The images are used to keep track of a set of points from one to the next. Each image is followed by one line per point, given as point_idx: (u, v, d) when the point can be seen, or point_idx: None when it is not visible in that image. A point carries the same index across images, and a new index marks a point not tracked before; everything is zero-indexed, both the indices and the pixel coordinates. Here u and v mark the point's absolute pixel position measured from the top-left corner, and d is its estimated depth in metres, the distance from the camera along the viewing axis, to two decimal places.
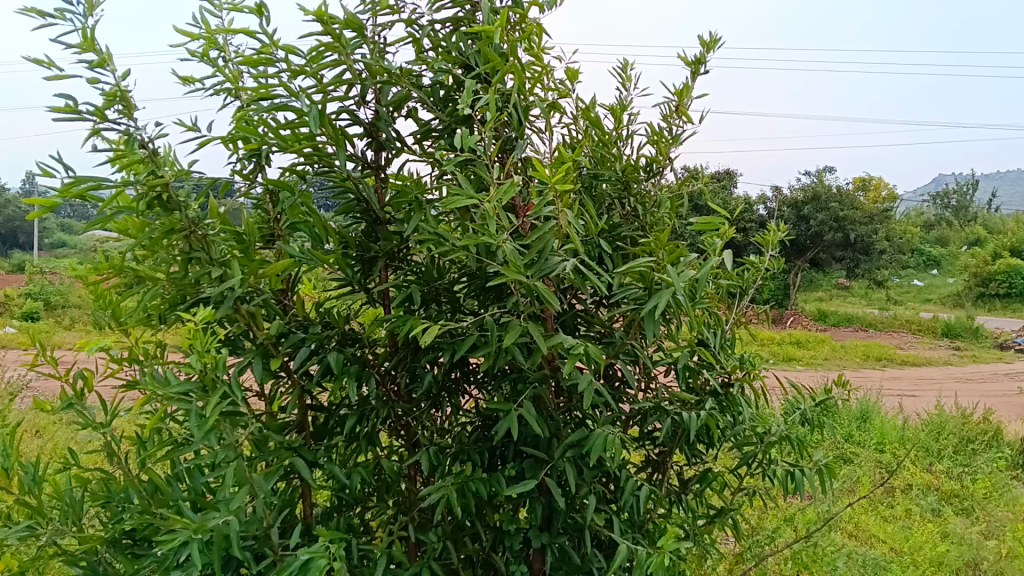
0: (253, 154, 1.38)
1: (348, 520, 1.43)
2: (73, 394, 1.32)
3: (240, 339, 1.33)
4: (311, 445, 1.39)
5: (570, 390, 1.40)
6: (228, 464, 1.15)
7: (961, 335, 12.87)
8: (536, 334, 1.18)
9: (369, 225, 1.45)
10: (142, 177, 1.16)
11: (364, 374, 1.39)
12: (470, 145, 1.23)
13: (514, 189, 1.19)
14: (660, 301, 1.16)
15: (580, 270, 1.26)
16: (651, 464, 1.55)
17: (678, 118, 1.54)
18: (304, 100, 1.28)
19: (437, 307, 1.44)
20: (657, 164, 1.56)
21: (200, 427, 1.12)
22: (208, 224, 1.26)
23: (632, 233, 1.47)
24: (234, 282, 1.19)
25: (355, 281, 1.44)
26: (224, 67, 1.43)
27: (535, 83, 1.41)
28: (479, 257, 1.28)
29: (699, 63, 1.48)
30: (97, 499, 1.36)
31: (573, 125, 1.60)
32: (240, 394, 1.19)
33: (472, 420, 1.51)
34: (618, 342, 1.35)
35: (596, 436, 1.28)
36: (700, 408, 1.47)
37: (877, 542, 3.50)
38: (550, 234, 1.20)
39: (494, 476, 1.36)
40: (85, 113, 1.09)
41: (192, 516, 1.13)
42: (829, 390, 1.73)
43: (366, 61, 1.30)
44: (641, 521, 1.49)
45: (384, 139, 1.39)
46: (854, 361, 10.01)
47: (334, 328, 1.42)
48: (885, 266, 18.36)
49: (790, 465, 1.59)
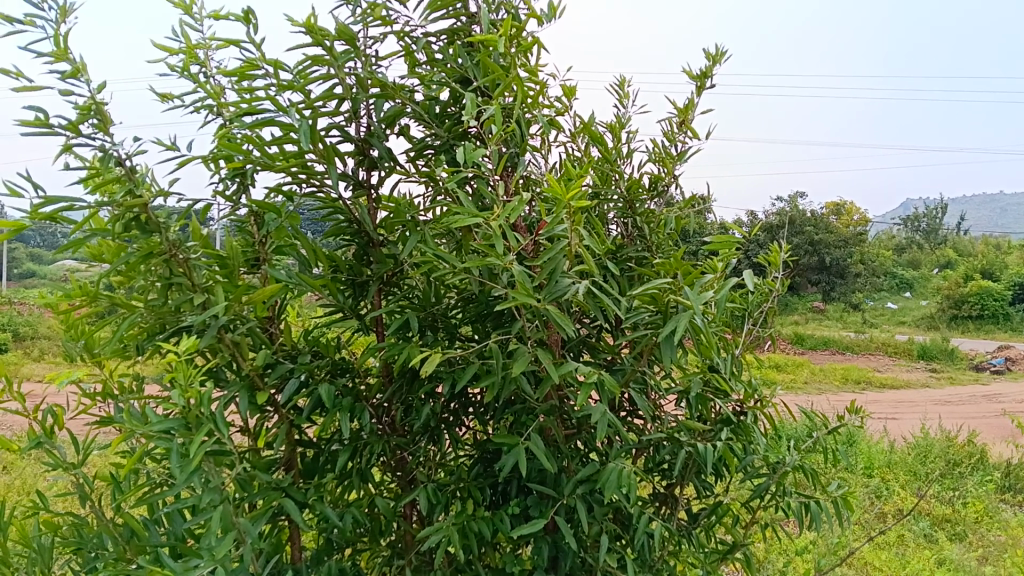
0: (237, 173, 1.30)
1: (339, 564, 1.33)
2: (42, 431, 1.21)
3: (224, 370, 1.24)
4: (300, 484, 1.29)
5: (577, 421, 1.32)
6: (213, 508, 1.06)
7: (937, 357, 12.93)
8: (545, 361, 1.10)
9: (360, 247, 1.37)
10: (119, 197, 1.08)
11: (357, 407, 1.30)
12: (473, 160, 1.16)
13: (522, 206, 1.11)
14: (680, 325, 1.09)
15: (591, 294, 1.19)
16: (660, 498, 1.47)
17: (682, 136, 1.48)
18: (293, 115, 1.20)
19: (433, 335, 1.37)
20: (661, 182, 1.50)
21: (183, 469, 1.02)
22: (190, 247, 1.18)
23: (637, 254, 1.40)
24: (218, 309, 1.11)
25: (346, 307, 1.36)
26: (205, 82, 1.36)
27: (535, 98, 1.34)
28: (481, 281, 1.20)
29: (705, 75, 1.42)
30: (68, 546, 1.25)
31: (572, 142, 1.53)
32: (226, 432, 1.09)
33: (470, 454, 1.43)
34: (629, 369, 1.29)
35: (609, 472, 1.20)
36: (714, 438, 1.39)
37: (873, 570, 3.41)
38: (561, 253, 1.12)
39: (498, 515, 1.28)
40: (58, 128, 1.01)
41: (174, 567, 1.04)
42: (840, 416, 1.65)
43: (358, 74, 1.23)
44: (652, 559, 1.40)
45: (378, 156, 1.32)
46: (834, 384, 10.00)
47: (324, 358, 1.33)
48: (862, 289, 18.47)
49: (805, 496, 1.51)
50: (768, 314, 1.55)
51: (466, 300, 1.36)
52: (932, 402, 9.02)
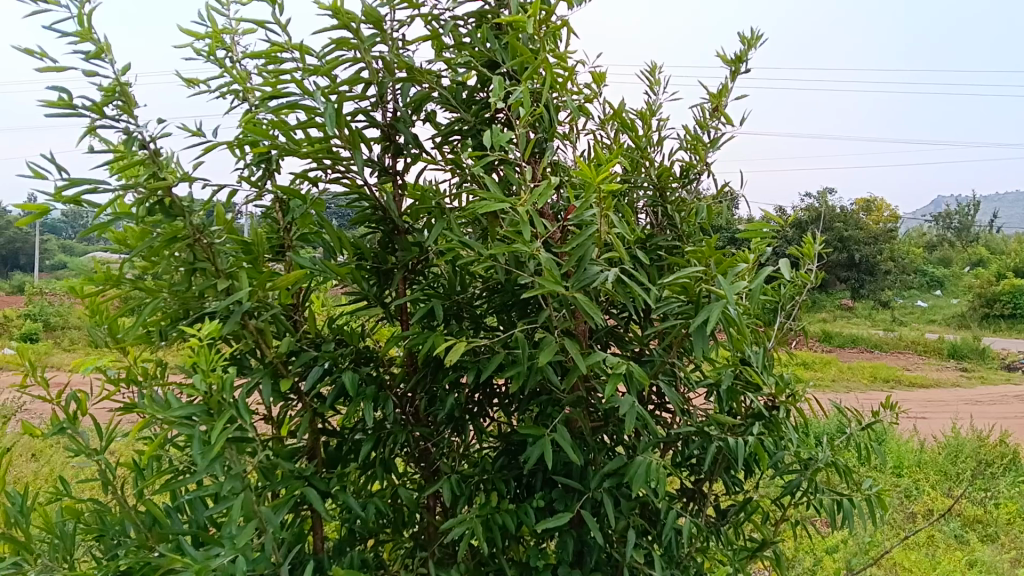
0: (262, 159, 1.29)
1: (361, 555, 1.31)
2: (65, 417, 1.21)
3: (247, 358, 1.23)
4: (323, 473, 1.28)
5: (604, 413, 1.30)
6: (235, 496, 1.04)
7: (968, 356, 12.71)
8: (573, 350, 1.07)
9: (385, 234, 1.36)
10: (143, 180, 1.07)
11: (381, 396, 1.28)
12: (500, 144, 1.14)
13: (551, 192, 1.09)
14: (712, 315, 1.05)
15: (620, 282, 1.16)
16: (687, 494, 1.44)
17: (715, 123, 1.44)
18: (319, 99, 1.18)
19: (458, 325, 1.34)
20: (693, 171, 1.46)
21: (204, 456, 1.01)
22: (214, 232, 1.16)
23: (667, 243, 1.37)
24: (242, 295, 1.10)
25: (371, 295, 1.34)
26: (231, 68, 1.35)
27: (564, 83, 1.32)
28: (508, 268, 1.18)
29: (739, 60, 1.39)
30: (90, 532, 1.25)
31: (601, 130, 1.50)
32: (247, 418, 1.07)
33: (494, 446, 1.41)
34: (659, 361, 1.26)
35: (637, 466, 1.17)
36: (745, 433, 1.35)
37: (902, 571, 3.34)
38: (590, 240, 1.09)
39: (522, 508, 1.26)
40: (81, 109, 1.00)
41: (195, 554, 1.02)
42: (876, 413, 1.61)
43: (384, 58, 1.21)
44: (680, 556, 1.37)
45: (403, 143, 1.30)
46: (862, 382, 9.86)
47: (348, 346, 1.32)
48: (892, 287, 18.20)
49: (838, 494, 1.47)
50: (802, 307, 1.51)
51: (492, 289, 1.34)
52: (963, 402, 8.87)
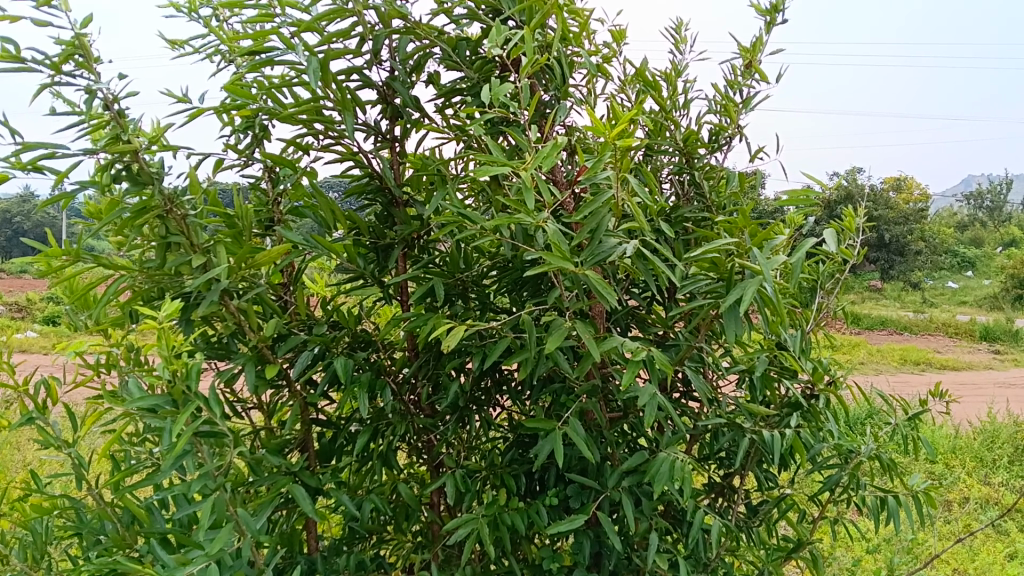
0: (248, 124, 1.17)
1: (359, 555, 1.20)
2: (34, 406, 1.10)
3: (232, 343, 1.11)
4: (315, 467, 1.17)
5: (624, 403, 1.17)
6: (206, 498, 0.92)
7: (1002, 338, 12.38)
8: (584, 335, 0.94)
9: (383, 207, 1.23)
10: (104, 143, 0.94)
11: (378, 384, 1.16)
12: (500, 101, 1.00)
13: (556, 152, 0.91)
14: (745, 294, 0.91)
15: (641, 257, 1.03)
16: (716, 489, 1.32)
17: (748, 81, 1.30)
18: (302, 54, 1.05)
19: (464, 304, 1.22)
20: (724, 136, 1.32)
21: (169, 453, 0.89)
22: (189, 202, 1.04)
23: (695, 215, 1.23)
24: (218, 272, 0.97)
25: (368, 274, 1.22)
26: (218, 26, 1.24)
27: (580, 37, 1.18)
28: (515, 242, 1.05)
29: (776, 10, 1.24)
30: (64, 530, 1.15)
31: (622, 92, 1.37)
32: (220, 410, 0.95)
33: (504, 436, 1.30)
34: (684, 345, 1.13)
35: (660, 463, 1.04)
36: (780, 425, 1.22)
37: (939, 562, 3.16)
38: (606, 207, 0.96)
39: (534, 506, 1.13)
40: (32, 63, 0.88)
41: (163, 562, 0.91)
42: (923, 401, 1.46)
43: (379, 9, 1.08)
44: (708, 558, 1.25)
45: (402, 105, 1.17)
46: (891, 365, 9.63)
47: (343, 329, 1.20)
48: (922, 267, 17.84)
49: (882, 490, 1.33)
50: (843, 286, 1.36)
51: (502, 266, 1.22)
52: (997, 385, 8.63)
